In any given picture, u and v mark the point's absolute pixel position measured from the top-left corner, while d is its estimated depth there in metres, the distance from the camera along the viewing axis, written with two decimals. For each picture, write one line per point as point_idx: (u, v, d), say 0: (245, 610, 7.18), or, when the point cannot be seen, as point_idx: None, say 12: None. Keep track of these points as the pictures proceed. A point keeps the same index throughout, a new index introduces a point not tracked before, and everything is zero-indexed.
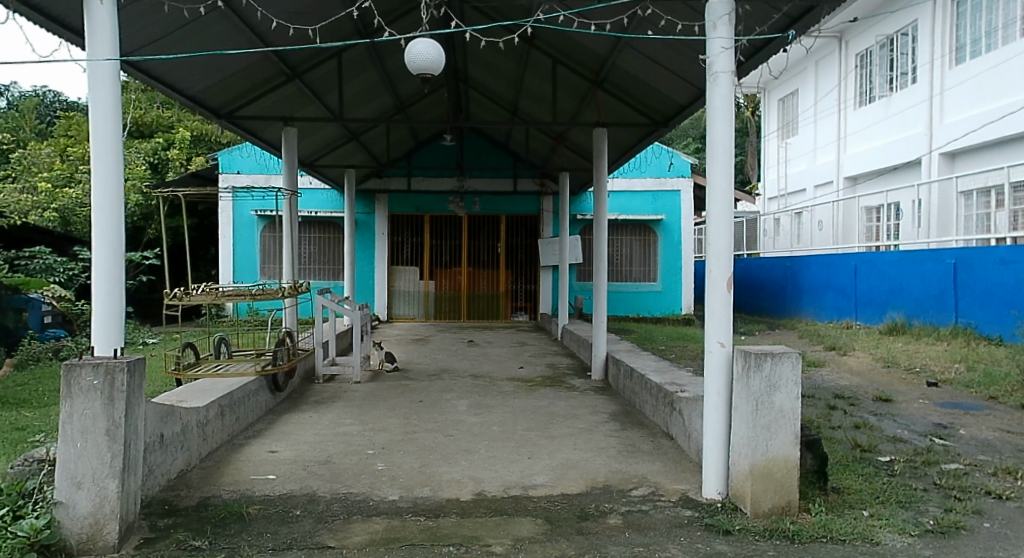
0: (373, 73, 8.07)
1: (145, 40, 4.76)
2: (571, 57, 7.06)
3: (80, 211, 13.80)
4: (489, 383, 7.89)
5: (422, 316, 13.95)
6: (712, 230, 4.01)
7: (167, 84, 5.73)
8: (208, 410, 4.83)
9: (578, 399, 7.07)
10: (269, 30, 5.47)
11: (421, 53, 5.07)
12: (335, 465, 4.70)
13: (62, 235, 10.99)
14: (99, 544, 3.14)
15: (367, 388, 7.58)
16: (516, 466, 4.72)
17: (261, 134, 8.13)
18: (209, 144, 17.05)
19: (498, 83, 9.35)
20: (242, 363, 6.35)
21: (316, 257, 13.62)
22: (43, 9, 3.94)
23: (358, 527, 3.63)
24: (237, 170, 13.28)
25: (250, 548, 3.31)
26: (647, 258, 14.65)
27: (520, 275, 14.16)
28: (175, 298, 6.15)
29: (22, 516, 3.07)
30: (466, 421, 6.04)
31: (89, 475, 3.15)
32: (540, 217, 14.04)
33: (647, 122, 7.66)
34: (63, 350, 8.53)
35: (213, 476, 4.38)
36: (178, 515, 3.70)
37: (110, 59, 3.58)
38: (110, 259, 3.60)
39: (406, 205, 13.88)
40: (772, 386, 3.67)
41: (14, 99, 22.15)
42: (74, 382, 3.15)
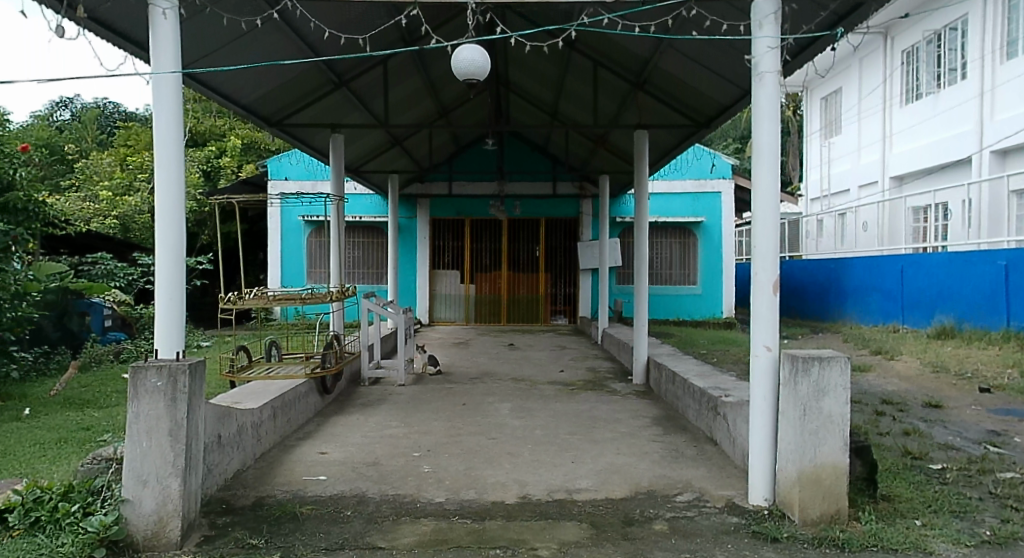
0: (416, 79, 8.17)
1: (203, 53, 4.93)
2: (613, 60, 7.04)
3: (138, 218, 14.26)
4: (531, 387, 7.91)
5: (462, 320, 14.05)
6: (758, 231, 3.95)
7: (222, 94, 5.88)
8: (262, 411, 4.97)
9: (620, 403, 7.05)
10: (320, 40, 5.58)
11: (467, 58, 5.11)
12: (383, 466, 4.78)
13: (122, 242, 11.28)
14: (162, 541, 3.24)
15: (411, 391, 7.65)
16: (561, 469, 4.73)
17: (310, 142, 8.30)
18: (258, 152, 17.44)
19: (539, 87, 9.37)
20: (292, 366, 6.49)
21: (360, 261, 13.84)
22: (111, 24, 4.07)
23: (406, 528, 3.68)
24: (285, 176, 13.56)
25: (305, 548, 3.38)
26: (687, 261, 14.50)
27: (559, 278, 14.16)
28: (229, 301, 6.31)
29: (92, 512, 3.22)
30: (509, 424, 6.07)
31: (154, 473, 3.25)
32: (579, 220, 14.03)
33: (689, 123, 7.59)
34: (124, 353, 8.82)
35: (268, 476, 4.49)
36: (235, 513, 3.81)
37: (173, 72, 3.70)
38: (173, 263, 3.72)
39: (448, 209, 14.01)
40: (820, 391, 3.61)
41: (77, 112, 23.03)
42: (140, 384, 3.26)
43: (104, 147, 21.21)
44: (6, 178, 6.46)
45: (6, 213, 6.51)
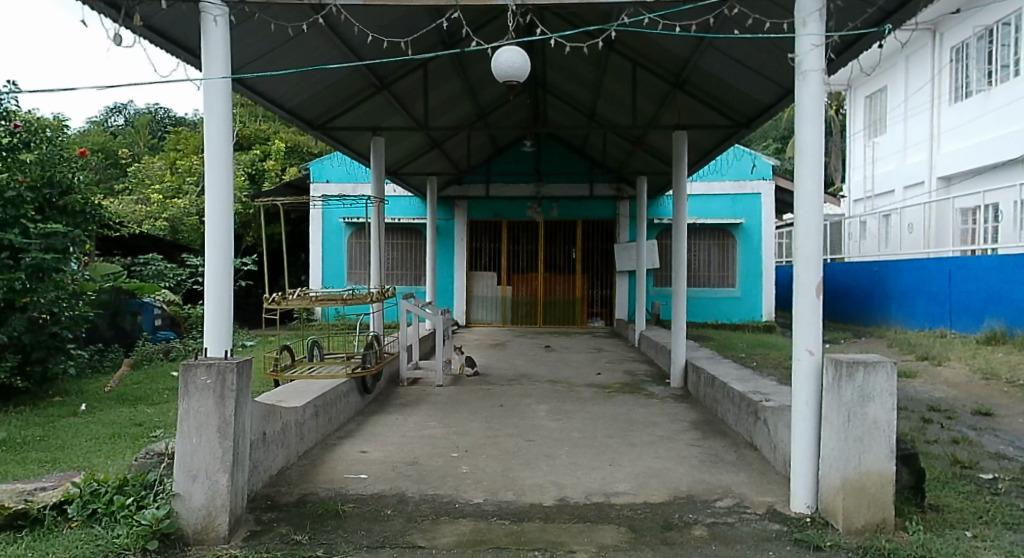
0: (455, 82, 8.22)
1: (252, 57, 5.03)
2: (652, 60, 7.00)
3: (186, 220, 14.65)
4: (568, 389, 7.90)
5: (499, 321, 14.08)
6: (801, 233, 3.89)
7: (268, 99, 6.01)
8: (305, 410, 5.05)
9: (658, 406, 7.00)
10: (363, 44, 5.66)
11: (506, 61, 5.10)
12: (422, 466, 4.83)
13: (171, 243, 11.48)
14: (211, 535, 3.31)
15: (449, 392, 7.71)
16: (598, 472, 4.71)
17: (351, 145, 8.42)
18: (301, 155, 17.74)
19: (576, 88, 9.35)
20: (333, 365, 6.60)
21: (398, 263, 13.98)
22: (165, 32, 4.20)
23: (445, 528, 3.71)
24: (327, 179, 13.78)
25: (347, 545, 3.43)
26: (726, 263, 14.32)
27: (595, 280, 14.10)
28: (273, 302, 6.44)
29: (145, 506, 3.33)
30: (546, 426, 6.08)
31: (203, 469, 3.33)
32: (616, 222, 13.97)
33: (729, 123, 7.51)
34: (173, 351, 9.06)
35: (310, 474, 4.58)
36: (280, 509, 3.89)
37: (223, 77, 3.79)
38: (221, 264, 3.82)
39: (485, 211, 14.07)
40: (865, 396, 3.54)
41: (131, 117, 23.77)
42: (190, 380, 3.35)
43: (156, 151, 21.81)
44: (65, 181, 6.69)
45: (64, 215, 6.74)
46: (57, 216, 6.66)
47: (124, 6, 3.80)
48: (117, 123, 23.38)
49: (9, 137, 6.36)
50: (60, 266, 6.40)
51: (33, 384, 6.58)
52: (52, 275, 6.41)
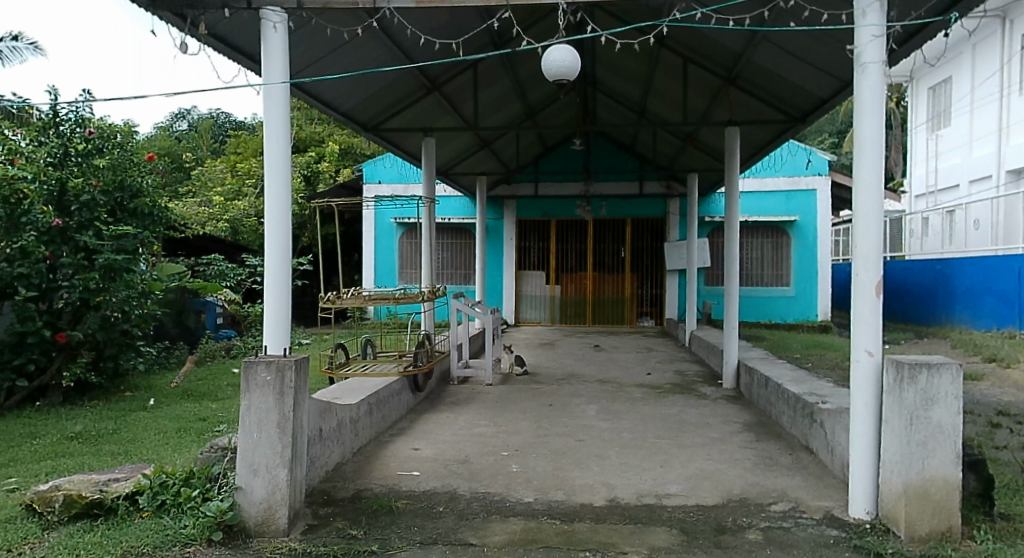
0: (505, 81, 8.25)
1: (309, 61, 5.14)
2: (703, 55, 6.89)
3: (246, 222, 15.08)
4: (617, 389, 7.86)
5: (547, 321, 14.07)
6: (860, 231, 3.77)
7: (323, 102, 6.14)
8: (359, 408, 5.15)
9: (709, 407, 6.90)
10: (415, 46, 5.73)
11: (556, 60, 4.99)
12: (473, 465, 4.87)
13: (231, 245, 11.96)
14: (272, 527, 3.40)
15: (499, 391, 7.75)
16: (649, 474, 4.67)
17: (403, 146, 8.52)
18: (355, 156, 18.06)
19: (626, 85, 9.28)
20: (386, 364, 6.71)
21: (448, 262, 14.11)
22: (228, 39, 4.34)
23: (497, 526, 3.74)
24: (379, 180, 13.99)
25: (401, 540, 3.49)
26: (780, 261, 14.00)
27: (645, 278, 13.97)
28: (328, 301, 6.58)
29: (210, 498, 3.46)
30: (596, 426, 6.05)
31: (264, 463, 3.42)
32: (666, 220, 13.80)
33: (783, 118, 7.33)
34: (234, 349, 9.36)
35: (365, 470, 4.66)
36: (336, 504, 3.97)
37: (282, 82, 3.90)
38: (279, 264, 3.92)
39: (534, 211, 14.08)
40: (929, 399, 3.42)
41: (194, 122, 24.57)
42: (251, 377, 3.45)
43: (218, 155, 22.51)
44: (135, 184, 6.96)
45: (134, 217, 7.01)
46: (128, 218, 6.93)
47: (190, 16, 3.92)
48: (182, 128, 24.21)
49: (84, 143, 6.60)
50: (131, 266, 6.65)
51: (106, 379, 6.85)
52: (125, 275, 6.64)
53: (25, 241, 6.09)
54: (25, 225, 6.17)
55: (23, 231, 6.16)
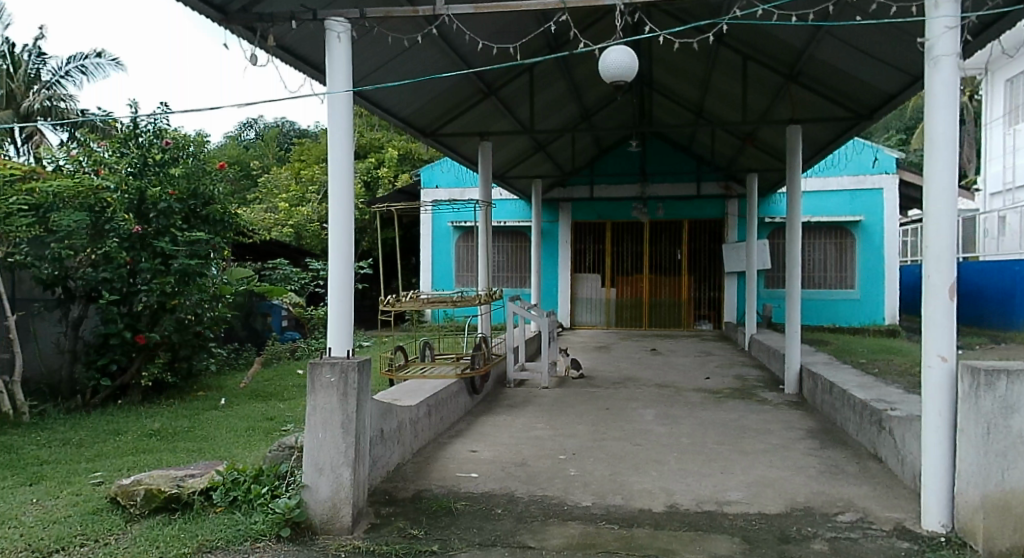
0: (561, 84, 8.26)
1: (369, 70, 5.23)
2: (764, 52, 6.75)
3: (309, 227, 15.51)
4: (675, 393, 7.75)
5: (603, 324, 13.98)
6: (932, 231, 3.62)
7: (383, 109, 6.26)
8: (419, 409, 5.23)
9: (771, 413, 6.75)
10: (473, 51, 5.78)
11: (614, 62, 4.85)
12: (531, 467, 4.87)
13: (296, 249, 12.38)
14: (336, 525, 3.48)
15: (555, 394, 7.73)
16: (709, 480, 4.60)
17: (460, 150, 8.61)
18: (413, 162, 18.35)
19: (683, 84, 9.17)
20: (444, 366, 6.79)
21: (504, 265, 14.17)
22: (295, 50, 4.47)
23: (555, 529, 3.74)
24: (436, 184, 14.17)
25: (460, 542, 3.52)
26: (844, 263, 13.56)
27: (703, 281, 13.74)
28: (388, 304, 6.70)
29: (279, 495, 3.57)
30: (654, 431, 5.99)
31: (329, 462, 3.50)
32: (725, 221, 13.54)
33: (848, 115, 7.10)
34: (299, 351, 9.64)
35: (425, 471, 4.72)
36: (397, 504, 4.04)
37: (345, 90, 3.99)
38: (342, 267, 4.01)
39: (589, 213, 13.99)
40: (1008, 407, 3.27)
41: (261, 131, 25.40)
42: (317, 378, 3.54)
43: (283, 163, 23.19)
44: (208, 192, 7.23)
45: (206, 223, 7.31)
46: (200, 225, 7.23)
47: (260, 29, 4.07)
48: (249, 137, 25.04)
49: (161, 153, 6.89)
50: (203, 271, 6.94)
51: (181, 379, 7.15)
52: (197, 279, 6.93)
53: (109, 248, 6.39)
54: (108, 232, 6.46)
55: (106, 238, 6.45)
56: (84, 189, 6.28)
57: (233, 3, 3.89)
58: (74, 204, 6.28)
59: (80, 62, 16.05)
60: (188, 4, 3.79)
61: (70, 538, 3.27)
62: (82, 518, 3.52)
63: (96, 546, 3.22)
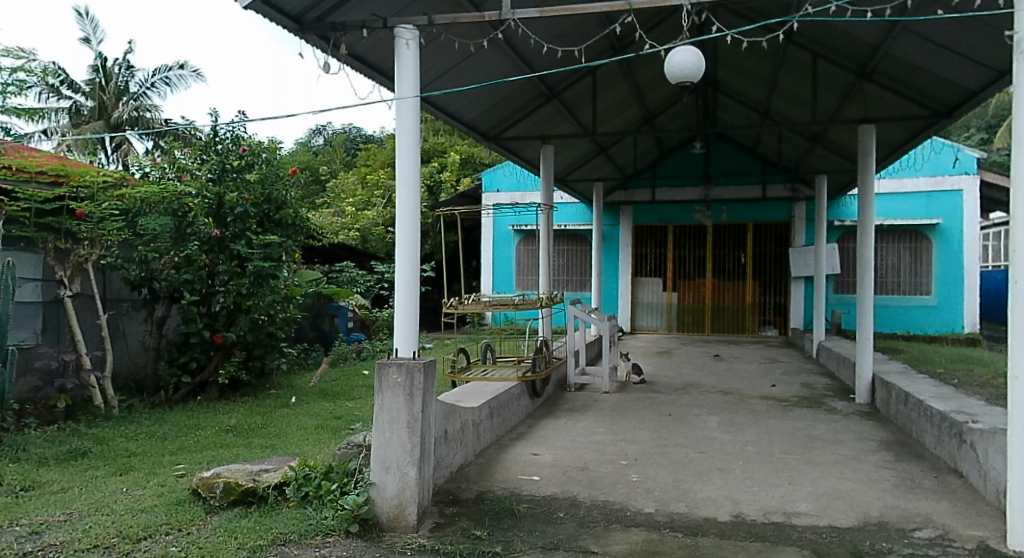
0: (625, 86, 8.20)
1: (435, 75, 5.30)
2: (835, 50, 6.56)
3: (374, 231, 15.83)
4: (740, 401, 7.57)
5: (664, 329, 13.77)
6: (1019, 234, 3.43)
7: (449, 114, 6.35)
8: (482, 410, 5.28)
9: (841, 423, 6.52)
10: (537, 54, 5.79)
11: (680, 62, 4.76)
12: (592, 472, 4.85)
13: (361, 251, 12.63)
14: (402, 523, 3.54)
15: (615, 399, 7.66)
16: (776, 490, 4.48)
17: (522, 154, 8.64)
18: (475, 166, 18.53)
19: (750, 85, 8.98)
20: (505, 369, 6.83)
21: (564, 268, 14.15)
22: (365, 58, 4.58)
23: (618, 535, 3.71)
24: (498, 188, 14.26)
25: (523, 544, 3.52)
26: (919, 268, 13.00)
27: (768, 286, 13.41)
28: (452, 306, 6.79)
29: (348, 492, 3.65)
30: (719, 438, 5.87)
31: (395, 460, 3.57)
32: (792, 225, 13.17)
33: (926, 114, 6.81)
34: (365, 351, 9.86)
35: (487, 472, 4.75)
36: (460, 505, 4.08)
37: (413, 96, 4.06)
38: (408, 271, 4.08)
39: (651, 217, 13.83)
40: None
41: (330, 137, 26.05)
42: (384, 378, 3.61)
43: (350, 168, 23.77)
44: (281, 197, 7.44)
45: (279, 227, 7.51)
46: (274, 228, 7.44)
47: (333, 38, 4.18)
48: (318, 143, 25.72)
49: (238, 160, 7.15)
50: (277, 273, 7.16)
51: (254, 377, 7.41)
52: (270, 281, 7.15)
53: (190, 251, 6.68)
54: (189, 236, 6.78)
55: (187, 241, 6.77)
56: (169, 194, 6.60)
57: (308, 13, 4.03)
58: (160, 209, 6.62)
59: (165, 74, 16.81)
60: (266, 16, 3.94)
61: (156, 527, 3.43)
62: (167, 508, 3.68)
63: (179, 534, 3.36)
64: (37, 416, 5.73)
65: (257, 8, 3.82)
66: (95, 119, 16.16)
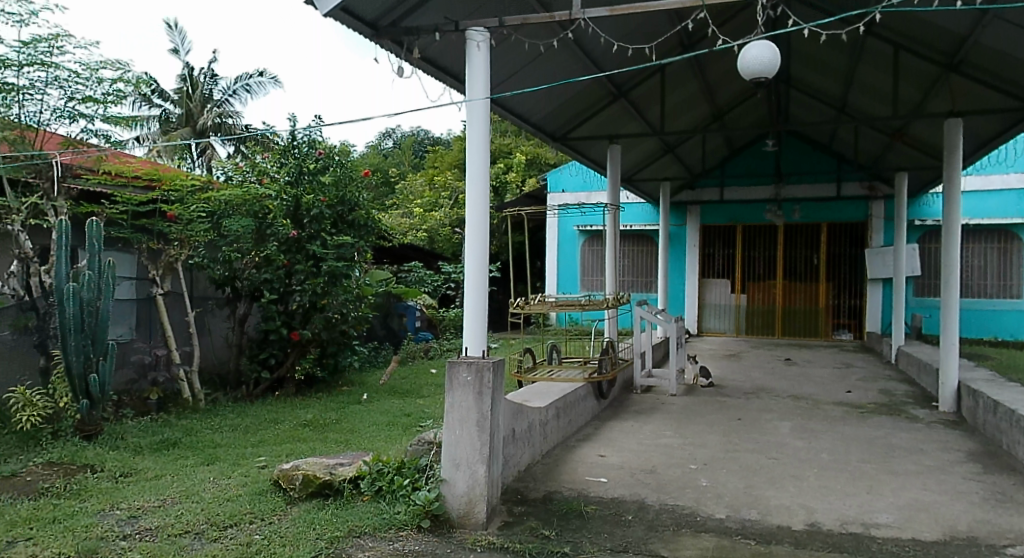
0: (694, 83, 8.06)
1: (504, 77, 5.33)
2: (919, 41, 6.27)
3: (442, 231, 16.04)
4: (813, 406, 7.34)
5: (733, 331, 13.46)
6: None
7: (517, 115, 6.39)
8: (548, 411, 5.28)
9: (923, 432, 6.23)
10: (606, 53, 5.76)
11: (755, 57, 4.64)
12: (661, 475, 4.78)
13: (429, 252, 12.82)
14: (472, 520, 3.58)
15: (683, 402, 7.54)
16: (854, 500, 4.32)
17: (589, 154, 8.60)
18: (540, 166, 18.57)
19: (826, 79, 8.68)
20: (571, 370, 6.81)
21: (630, 269, 14.01)
22: (436, 61, 4.65)
23: (688, 541, 3.65)
24: (563, 188, 14.24)
25: (592, 546, 3.51)
26: (1008, 270, 12.30)
27: (843, 288, 12.93)
28: (518, 305, 6.81)
29: (419, 487, 3.70)
30: (792, 444, 5.71)
31: (465, 458, 3.61)
32: (868, 224, 12.67)
33: (1019, 106, 6.43)
34: (432, 351, 10.00)
35: (555, 473, 4.76)
36: (528, 504, 4.09)
37: (483, 98, 4.12)
38: (476, 270, 4.12)
39: (719, 216, 13.54)
40: None
41: (399, 140, 26.59)
42: (454, 376, 3.65)
43: (419, 170, 24.16)
44: (354, 199, 7.61)
45: (352, 228, 7.68)
46: (347, 229, 7.62)
47: (407, 42, 4.26)
48: (388, 146, 26.27)
49: (315, 163, 7.36)
50: (350, 273, 7.35)
51: (328, 374, 7.63)
52: (343, 280, 7.33)
53: (270, 251, 6.93)
54: (269, 237, 6.99)
55: (267, 242, 6.98)
56: (251, 197, 6.85)
57: (384, 18, 4.12)
58: (242, 211, 6.88)
59: (246, 81, 17.47)
60: (344, 22, 4.05)
61: (241, 516, 3.57)
62: (250, 497, 3.83)
63: (262, 523, 3.49)
64: (132, 407, 6.06)
65: (336, 15, 3.92)
66: (182, 126, 16.99)
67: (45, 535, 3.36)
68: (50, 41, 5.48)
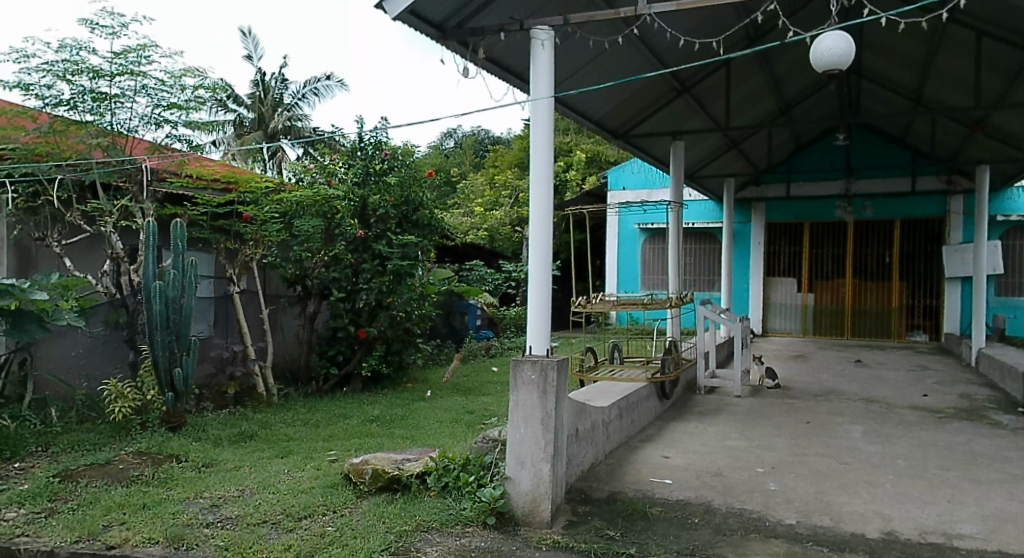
0: (761, 77, 7.85)
1: (567, 74, 5.31)
2: (1005, 26, 5.95)
3: (502, 230, 16.12)
4: (887, 410, 7.06)
5: (800, 332, 13.06)
6: None
7: (579, 112, 6.34)
8: (611, 411, 5.24)
9: (1008, 439, 5.92)
10: (671, 48, 5.67)
11: (829, 48, 4.49)
12: (727, 478, 4.69)
13: (489, 251, 12.91)
14: (536, 518, 3.58)
15: (749, 404, 7.36)
16: (933, 508, 4.14)
17: (651, 150, 8.48)
18: (600, 163, 18.45)
19: (901, 70, 8.34)
20: (633, 369, 6.75)
21: (692, 268, 13.78)
22: (500, 61, 4.67)
23: (757, 545, 3.57)
24: (624, 186, 14.10)
25: (658, 548, 3.47)
26: None
27: (918, 287, 12.41)
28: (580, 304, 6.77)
29: (484, 484, 3.73)
30: (865, 449, 5.51)
31: (530, 457, 3.61)
32: (946, 220, 12.11)
33: None
34: (493, 349, 10.07)
35: (618, 473, 4.72)
36: (592, 504, 4.08)
37: (547, 96, 4.10)
38: (539, 269, 4.12)
39: (785, 213, 13.17)
40: None
41: (461, 139, 26.87)
42: (519, 375, 3.66)
43: (480, 169, 24.36)
44: (417, 199, 7.71)
45: (416, 227, 7.78)
46: (411, 229, 7.73)
47: (472, 43, 4.29)
48: (449, 146, 26.57)
49: (381, 164, 7.48)
50: (413, 272, 7.47)
51: (392, 371, 7.78)
52: (407, 279, 7.47)
53: (337, 250, 7.08)
54: (337, 237, 7.16)
55: (335, 241, 7.16)
56: (320, 198, 6.93)
57: (450, 19, 4.16)
58: (312, 212, 7.01)
59: (314, 85, 17.94)
60: (412, 26, 4.12)
61: (315, 507, 3.67)
62: (323, 490, 3.94)
63: (335, 515, 3.59)
64: (212, 401, 6.30)
65: (404, 18, 3.99)
66: (254, 130, 17.58)
67: (136, 520, 3.53)
68: (139, 51, 5.75)
